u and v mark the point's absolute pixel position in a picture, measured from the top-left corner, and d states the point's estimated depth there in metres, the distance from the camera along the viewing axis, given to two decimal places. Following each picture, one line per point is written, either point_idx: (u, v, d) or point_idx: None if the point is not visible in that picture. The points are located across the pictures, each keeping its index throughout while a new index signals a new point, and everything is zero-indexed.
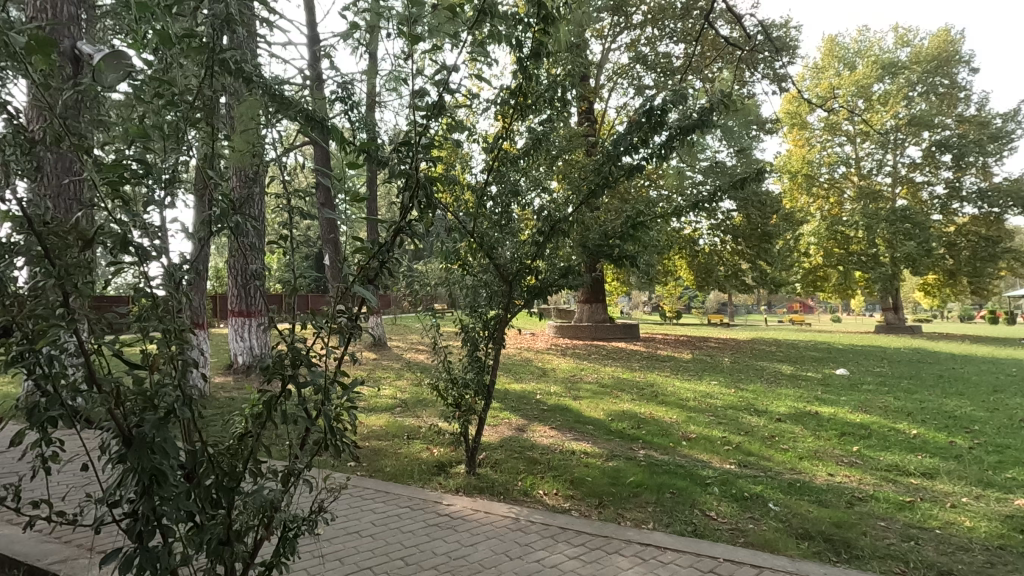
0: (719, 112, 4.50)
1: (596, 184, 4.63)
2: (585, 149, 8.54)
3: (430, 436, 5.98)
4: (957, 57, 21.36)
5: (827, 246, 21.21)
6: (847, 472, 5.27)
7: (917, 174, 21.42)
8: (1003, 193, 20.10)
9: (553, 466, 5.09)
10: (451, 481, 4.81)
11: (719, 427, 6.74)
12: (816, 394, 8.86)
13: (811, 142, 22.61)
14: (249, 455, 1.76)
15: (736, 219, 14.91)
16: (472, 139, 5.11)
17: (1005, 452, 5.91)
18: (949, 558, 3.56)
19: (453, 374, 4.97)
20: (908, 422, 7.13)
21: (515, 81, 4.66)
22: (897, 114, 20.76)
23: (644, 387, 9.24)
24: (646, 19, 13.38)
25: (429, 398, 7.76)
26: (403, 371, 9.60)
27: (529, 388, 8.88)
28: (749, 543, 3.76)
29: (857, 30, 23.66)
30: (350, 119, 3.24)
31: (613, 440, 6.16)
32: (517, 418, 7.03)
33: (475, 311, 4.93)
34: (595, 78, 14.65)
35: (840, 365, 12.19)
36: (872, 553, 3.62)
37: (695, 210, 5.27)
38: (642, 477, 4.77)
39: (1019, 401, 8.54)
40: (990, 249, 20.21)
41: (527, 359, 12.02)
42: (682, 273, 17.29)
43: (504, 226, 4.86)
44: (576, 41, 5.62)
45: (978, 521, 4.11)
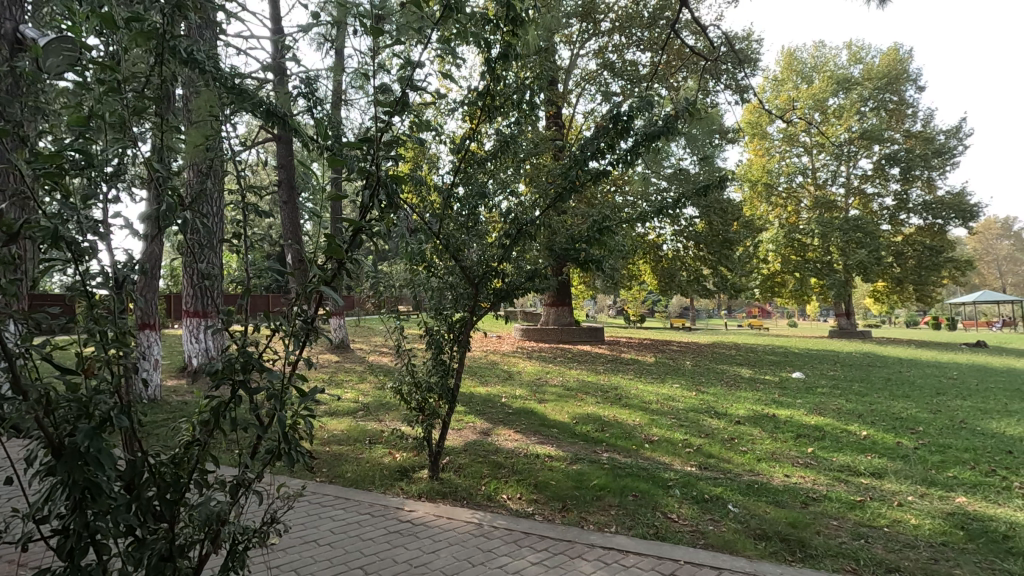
0: (684, 119, 4.54)
1: (563, 187, 4.62)
2: (552, 152, 8.58)
3: (392, 441, 5.88)
4: (905, 75, 22.46)
5: (785, 253, 21.90)
6: (802, 473, 5.43)
7: (868, 186, 22.36)
8: (946, 205, 21.19)
9: (517, 470, 5.07)
10: (413, 487, 4.73)
11: (681, 429, 6.86)
12: (773, 397, 9.11)
13: (771, 152, 23.37)
14: (194, 465, 1.65)
15: (699, 226, 15.25)
16: (440, 139, 5.08)
17: (947, 452, 6.20)
18: (898, 556, 3.69)
19: (416, 378, 4.87)
20: (859, 424, 7.41)
21: (484, 82, 4.65)
22: (850, 128, 21.66)
23: (608, 390, 9.32)
24: (614, 27, 13.57)
25: (393, 402, 7.64)
26: (366, 374, 9.43)
27: (494, 391, 8.83)
28: (709, 544, 3.82)
29: (813, 45, 24.59)
30: (314, 116, 3.14)
31: (578, 443, 6.19)
32: (482, 421, 6.98)
33: (440, 314, 4.86)
34: (564, 84, 14.77)
35: (795, 368, 12.63)
36: (826, 551, 3.72)
37: (660, 216, 5.30)
38: (605, 481, 4.78)
39: (960, 404, 8.98)
40: (935, 258, 21.24)
41: (492, 361, 12.00)
42: (646, 278, 17.56)
43: (471, 228, 4.83)
44: (544, 45, 5.65)
45: (922, 519, 4.27)
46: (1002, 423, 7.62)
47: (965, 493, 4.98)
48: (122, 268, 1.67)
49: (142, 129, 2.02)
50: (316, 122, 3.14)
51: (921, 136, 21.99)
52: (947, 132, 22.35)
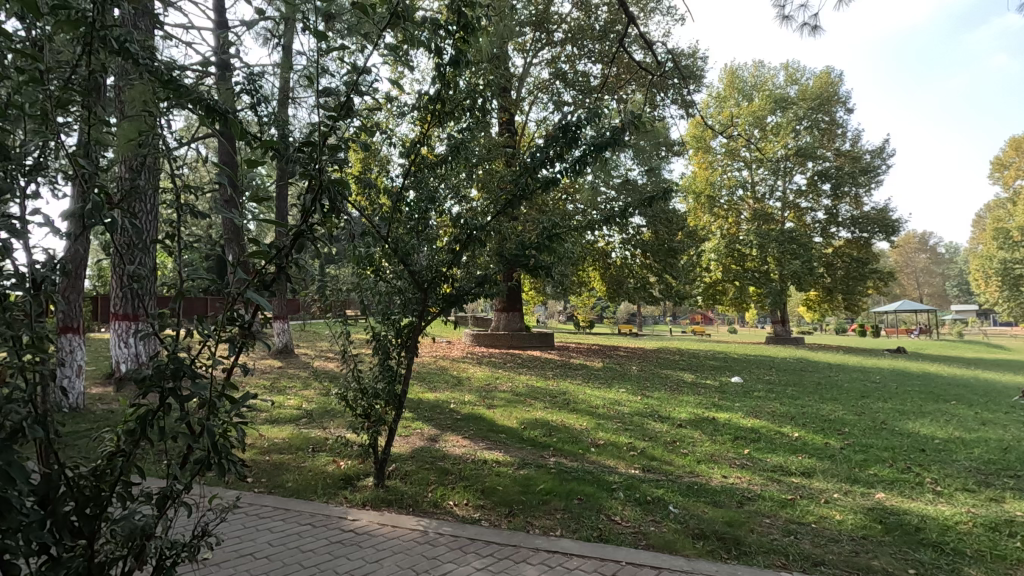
0: (630, 132, 4.68)
1: (514, 194, 4.65)
2: (504, 159, 8.67)
3: (337, 448, 5.73)
4: (836, 98, 23.92)
5: (726, 263, 22.93)
6: (738, 473, 5.67)
7: (802, 200, 23.66)
8: (871, 220, 22.67)
9: (465, 476, 5.04)
10: (357, 495, 4.63)
11: (626, 433, 7.03)
12: (713, 401, 9.48)
13: (714, 165, 24.36)
14: (118, 477, 1.57)
15: (646, 235, 15.70)
16: (390, 142, 5.05)
17: (869, 451, 6.62)
18: (823, 550, 3.91)
19: (362, 384, 4.76)
20: (792, 426, 7.80)
21: (435, 87, 4.66)
22: (787, 145, 22.91)
23: (557, 395, 9.43)
24: (566, 38, 13.83)
25: (338, 409, 7.46)
26: (310, 380, 9.15)
27: (443, 397, 8.76)
28: (650, 545, 3.93)
29: (754, 65, 25.86)
30: (259, 115, 3.05)
31: (525, 448, 6.23)
32: (430, 428, 6.91)
33: (387, 318, 4.76)
34: (517, 91, 14.90)
35: (734, 373, 13.18)
36: (758, 548, 3.90)
37: (608, 225, 5.41)
38: (551, 485, 4.84)
39: (881, 406, 9.62)
40: (861, 269, 22.69)
41: (441, 367, 11.92)
42: (595, 285, 17.88)
43: (420, 233, 4.81)
44: (496, 54, 5.71)
45: (845, 514, 4.55)
46: (918, 423, 8.22)
47: (884, 490, 5.33)
48: (41, 268, 1.58)
49: (68, 121, 1.92)
50: (260, 122, 3.05)
51: (850, 155, 23.50)
52: (872, 152, 23.96)
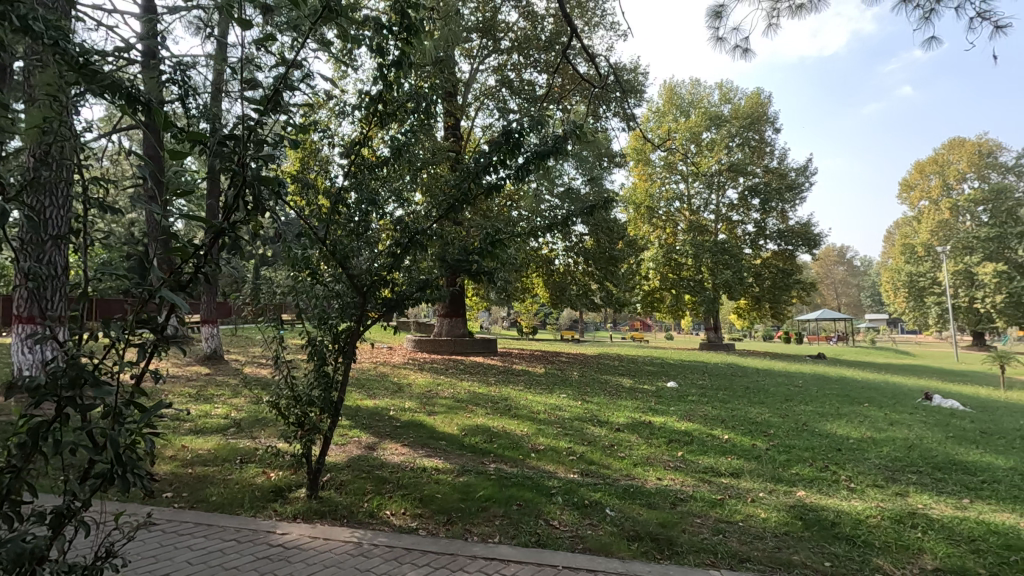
0: (572, 141, 4.76)
1: (457, 199, 4.63)
2: (448, 163, 8.62)
3: (267, 459, 5.46)
4: (765, 118, 25.35)
5: (663, 272, 23.78)
6: (672, 475, 5.86)
7: (734, 213, 24.89)
8: (796, 234, 24.14)
9: (403, 485, 4.94)
10: (288, 508, 4.44)
11: (565, 438, 7.11)
12: (650, 405, 9.77)
13: (653, 176, 25.22)
14: (4, 496, 1.42)
15: (588, 243, 16.03)
16: (331, 142, 4.95)
17: (791, 451, 7.01)
18: (749, 547, 4.09)
19: (296, 391, 4.57)
20: (722, 429, 8.14)
21: (376, 88, 4.61)
22: (720, 160, 24.07)
23: (498, 400, 9.43)
24: (512, 46, 14.00)
25: (269, 418, 7.13)
26: (240, 388, 8.70)
27: (382, 404, 8.56)
28: (587, 548, 3.99)
29: (691, 82, 27.01)
30: (187, 108, 2.88)
31: (465, 455, 6.18)
32: (368, 436, 6.73)
33: (324, 324, 4.55)
34: (463, 96, 14.87)
35: (670, 378, 13.64)
36: (690, 547, 4.02)
37: (550, 232, 5.46)
38: (491, 492, 4.81)
39: (803, 408, 10.22)
40: (786, 280, 24.10)
41: (381, 373, 11.63)
42: (538, 292, 18.05)
43: (361, 236, 4.69)
44: (441, 58, 5.68)
45: (769, 512, 4.78)
46: (835, 425, 8.78)
47: (804, 488, 5.64)
48: None
49: None
50: (188, 115, 2.90)
51: (777, 172, 24.96)
52: (797, 170, 25.55)
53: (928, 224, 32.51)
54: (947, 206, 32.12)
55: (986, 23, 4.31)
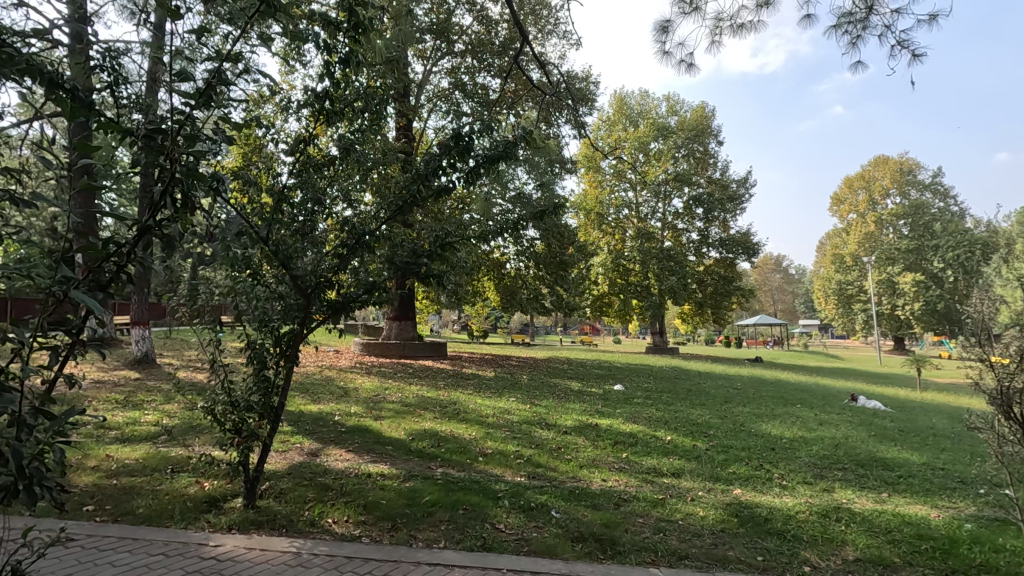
0: (522, 147, 4.81)
1: (405, 200, 4.56)
2: (398, 164, 8.50)
3: (201, 468, 5.21)
4: (709, 130, 26.38)
5: (612, 277, 24.29)
6: (616, 476, 5.99)
7: (679, 222, 25.74)
8: (736, 243, 25.21)
9: (346, 491, 4.82)
10: (222, 518, 4.25)
11: (513, 441, 7.14)
12: (597, 408, 9.95)
13: (603, 184, 25.76)
14: None
15: (539, 247, 16.18)
16: (276, 138, 4.81)
17: (729, 451, 7.30)
18: (687, 544, 4.22)
19: (233, 396, 4.37)
20: (665, 430, 8.39)
21: (323, 85, 4.52)
22: (667, 170, 24.87)
23: (447, 404, 9.35)
24: (466, 49, 13.99)
25: (205, 424, 6.80)
26: (173, 393, 8.26)
27: (327, 409, 8.33)
28: (532, 550, 4.01)
29: (640, 93, 27.77)
30: (118, 96, 2.76)
31: (412, 460, 6.10)
32: (311, 442, 6.53)
33: (264, 326, 4.38)
34: (415, 97, 14.73)
35: (617, 381, 13.93)
36: (632, 547, 4.12)
37: (500, 236, 5.48)
38: (437, 496, 4.76)
39: (740, 410, 10.67)
40: (727, 286, 25.12)
41: (326, 377, 11.32)
42: (490, 296, 18.06)
43: (306, 236, 4.57)
44: (393, 57, 5.63)
45: (707, 510, 4.96)
46: (770, 425, 9.21)
47: (741, 486, 5.89)
48: None
49: None
50: (119, 105, 2.77)
51: (720, 183, 26.01)
52: (738, 181, 26.72)
53: (855, 236, 34.62)
54: (872, 220, 34.35)
55: (904, 50, 4.65)
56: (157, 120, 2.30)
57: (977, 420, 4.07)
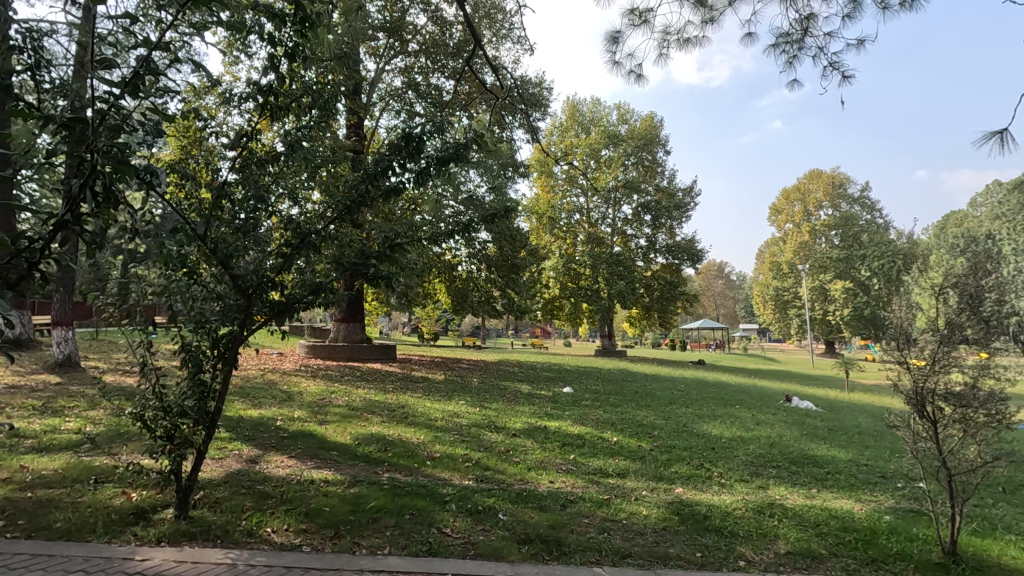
0: (473, 150, 4.80)
1: (353, 200, 4.46)
2: (348, 163, 8.34)
3: (128, 477, 4.91)
4: (658, 140, 27.18)
5: (563, 281, 24.59)
6: (563, 478, 6.06)
7: (628, 228, 26.36)
8: (682, 249, 26.06)
9: (287, 499, 4.66)
10: (151, 531, 4.02)
11: (462, 445, 7.10)
12: (546, 410, 10.03)
13: (555, 188, 26.07)
14: None
15: (491, 250, 16.18)
16: (217, 132, 4.61)
17: (672, 451, 7.53)
18: (630, 543, 4.33)
19: (166, 402, 4.14)
20: (612, 432, 8.55)
21: (268, 79, 4.37)
22: (617, 177, 25.43)
23: (395, 408, 9.19)
24: (419, 49, 13.86)
25: (133, 432, 6.42)
26: (99, 399, 7.75)
27: (269, 414, 8.02)
28: (478, 553, 4.00)
29: (592, 101, 28.29)
30: (40, 81, 2.66)
31: (357, 465, 5.96)
32: (250, 448, 6.28)
33: (200, 327, 4.16)
34: (367, 95, 14.47)
35: (566, 384, 14.09)
36: (576, 547, 4.17)
37: (451, 238, 5.44)
38: (383, 502, 4.68)
39: (684, 411, 11.03)
40: (672, 291, 25.93)
41: (268, 381, 10.90)
42: (440, 298, 17.93)
43: (248, 234, 4.39)
44: (342, 54, 5.52)
45: (650, 509, 5.09)
46: (711, 425, 9.55)
47: (682, 485, 6.08)
48: None
49: None
50: (40, 92, 2.66)
51: (667, 191, 26.82)
52: (684, 190, 27.64)
53: (791, 244, 36.46)
54: (806, 230, 36.28)
55: (834, 72, 4.97)
56: (82, 109, 2.25)
57: (895, 419, 4.36)
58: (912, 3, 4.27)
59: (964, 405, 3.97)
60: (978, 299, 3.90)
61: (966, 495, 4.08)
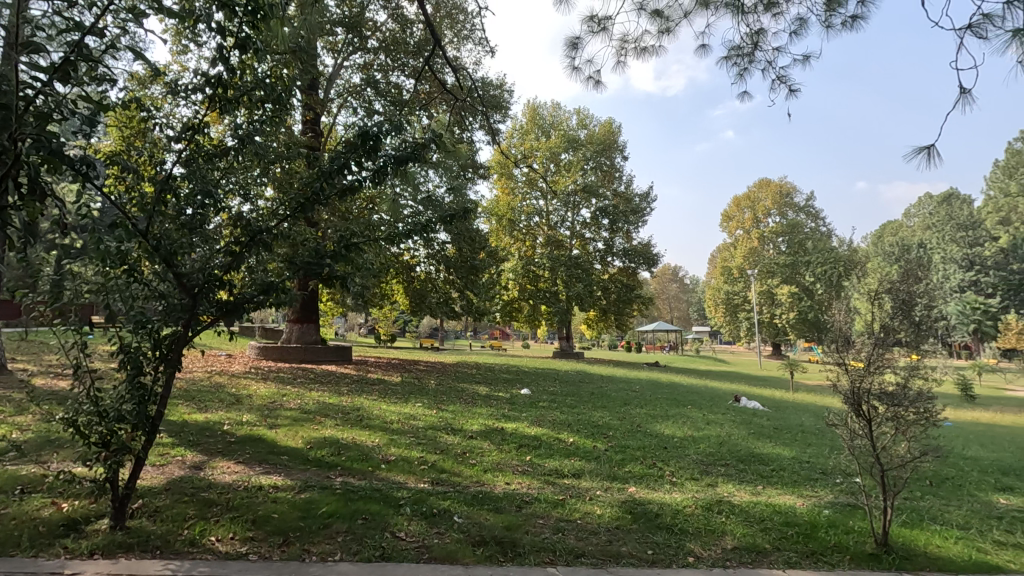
0: (431, 151, 4.75)
1: (307, 198, 4.34)
2: (303, 159, 8.11)
3: (59, 487, 4.62)
4: (616, 145, 27.68)
5: (522, 283, 24.68)
6: (519, 479, 6.07)
7: (587, 231, 26.70)
8: (638, 253, 26.61)
9: (233, 506, 4.49)
10: (83, 543, 3.79)
11: (418, 447, 7.02)
12: (503, 412, 10.04)
13: (515, 191, 26.17)
14: None
15: (450, 251, 16.07)
16: (162, 124, 4.41)
17: (626, 451, 7.67)
18: (584, 542, 4.38)
19: (101, 406, 3.91)
20: (568, 433, 8.64)
21: (218, 71, 4.20)
22: (576, 181, 25.74)
23: (349, 411, 9.01)
24: (379, 47, 13.65)
25: (65, 438, 6.05)
26: (27, 404, 7.26)
27: (215, 418, 7.71)
28: (432, 557, 3.96)
29: (552, 105, 28.55)
30: None
31: (309, 470, 5.80)
32: (194, 454, 6.02)
33: (141, 327, 3.94)
34: (324, 91, 14.15)
35: (523, 385, 14.13)
36: (531, 548, 4.19)
37: (408, 239, 5.37)
38: (335, 507, 4.57)
39: (638, 411, 11.26)
40: (628, 294, 26.43)
41: (216, 384, 10.48)
42: (398, 299, 17.69)
43: (195, 230, 4.22)
44: (297, 48, 5.36)
45: (604, 508, 5.16)
46: (664, 425, 9.78)
47: (635, 484, 6.19)
48: None
49: None
50: None
51: (624, 195, 27.34)
52: (641, 195, 28.24)
53: (741, 250, 37.79)
54: (756, 236, 37.66)
55: (782, 85, 5.17)
56: (7, 95, 2.14)
57: (834, 417, 4.57)
58: (853, 23, 4.50)
59: (895, 404, 4.19)
60: (909, 304, 4.15)
61: (897, 488, 4.29)
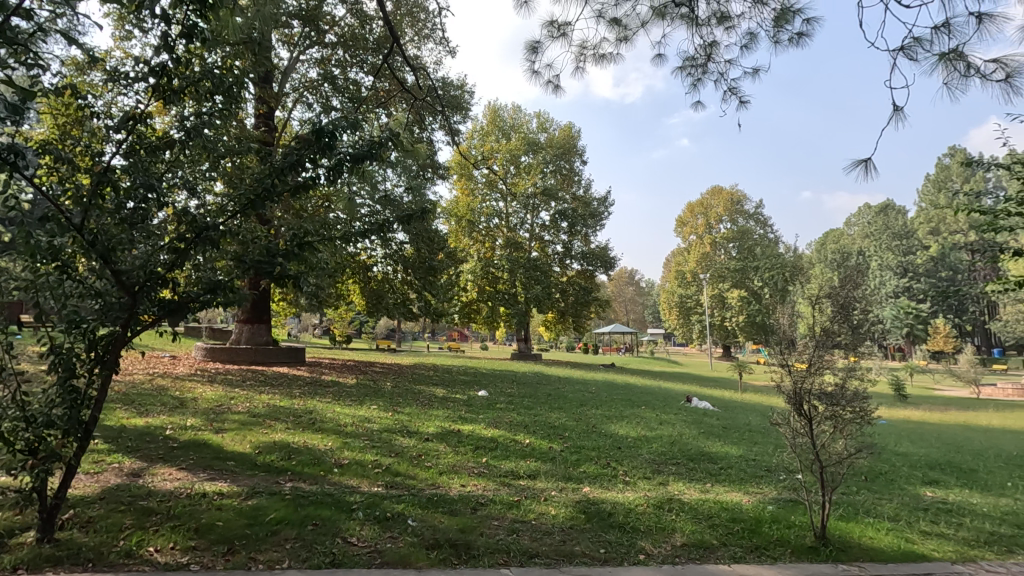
0: (388, 150, 4.67)
1: (257, 194, 4.19)
2: (254, 154, 7.85)
3: None
4: (575, 150, 28.01)
5: (480, 284, 24.62)
6: (475, 481, 6.05)
7: (546, 233, 26.90)
8: (596, 256, 26.99)
9: (175, 515, 4.30)
10: (5, 558, 3.54)
11: (372, 451, 6.90)
12: (460, 414, 9.98)
13: (475, 192, 26.12)
14: None
15: (408, 252, 15.87)
16: (101, 113, 4.18)
17: (581, 451, 7.77)
18: (538, 543, 4.40)
19: (27, 411, 3.65)
20: (525, 434, 8.66)
21: (164, 60, 4.02)
22: (536, 183, 25.89)
23: (301, 414, 8.76)
24: (337, 42, 13.37)
25: None
26: None
27: (157, 422, 7.36)
28: (385, 562, 3.90)
29: (513, 107, 28.67)
30: None
31: (257, 475, 5.61)
32: (133, 461, 5.73)
33: (74, 327, 3.71)
34: (279, 84, 13.75)
35: (481, 387, 14.09)
36: (485, 549, 4.19)
37: (364, 238, 5.26)
38: (283, 514, 4.44)
39: (594, 412, 11.40)
40: (586, 296, 26.75)
41: (158, 386, 10.01)
42: (354, 299, 17.34)
43: (135, 226, 4.01)
44: (249, 39, 5.19)
45: (558, 509, 5.21)
46: (618, 426, 9.95)
47: (589, 484, 6.27)
48: None
49: None
50: None
51: (583, 199, 27.70)
52: (599, 200, 28.69)
53: (695, 254, 38.91)
54: (709, 241, 38.83)
55: (733, 97, 5.35)
56: None
57: (778, 416, 4.76)
58: (799, 39, 4.70)
59: (833, 404, 4.41)
60: (848, 308, 4.37)
61: (834, 483, 4.50)
